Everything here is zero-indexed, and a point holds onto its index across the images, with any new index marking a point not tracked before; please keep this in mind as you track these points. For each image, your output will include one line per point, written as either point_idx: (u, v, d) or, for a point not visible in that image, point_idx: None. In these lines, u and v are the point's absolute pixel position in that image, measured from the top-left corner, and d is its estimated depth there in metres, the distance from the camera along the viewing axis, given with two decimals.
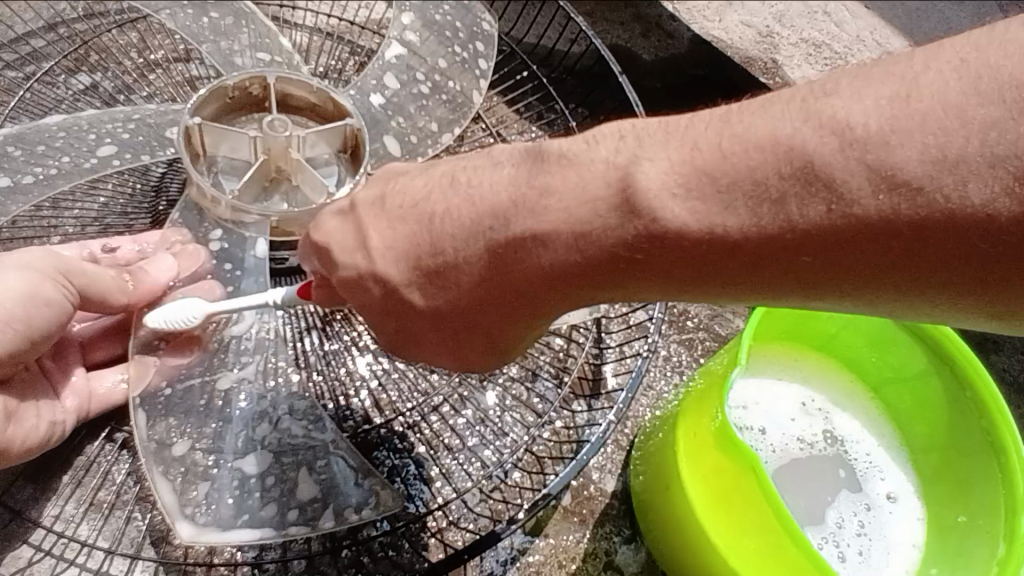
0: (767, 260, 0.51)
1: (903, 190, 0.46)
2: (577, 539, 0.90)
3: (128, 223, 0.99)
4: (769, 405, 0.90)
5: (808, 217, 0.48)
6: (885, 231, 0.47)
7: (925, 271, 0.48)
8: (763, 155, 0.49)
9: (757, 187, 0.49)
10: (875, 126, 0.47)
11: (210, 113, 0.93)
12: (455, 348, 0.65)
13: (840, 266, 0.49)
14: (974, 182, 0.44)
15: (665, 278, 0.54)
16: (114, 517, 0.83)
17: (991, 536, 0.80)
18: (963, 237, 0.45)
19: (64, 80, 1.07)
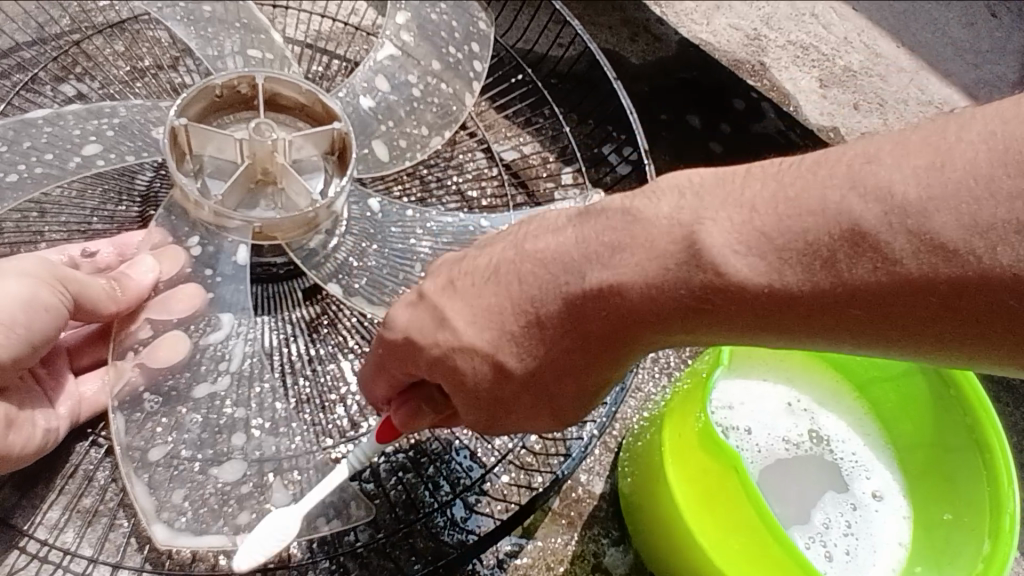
0: (821, 316, 0.50)
1: (938, 253, 0.46)
2: (565, 542, 0.90)
3: (115, 228, 0.99)
4: (755, 406, 0.91)
5: (851, 273, 0.49)
6: (923, 292, 0.47)
7: (959, 322, 0.48)
8: (812, 219, 0.50)
9: (807, 248, 0.50)
10: (914, 194, 0.47)
11: (197, 113, 0.93)
12: (546, 407, 0.62)
13: (885, 320, 0.50)
14: (1003, 247, 0.45)
15: (753, 328, 0.53)
16: (99, 524, 0.83)
17: (976, 533, 0.80)
18: (1003, 293, 0.46)
19: (51, 89, 1.08)
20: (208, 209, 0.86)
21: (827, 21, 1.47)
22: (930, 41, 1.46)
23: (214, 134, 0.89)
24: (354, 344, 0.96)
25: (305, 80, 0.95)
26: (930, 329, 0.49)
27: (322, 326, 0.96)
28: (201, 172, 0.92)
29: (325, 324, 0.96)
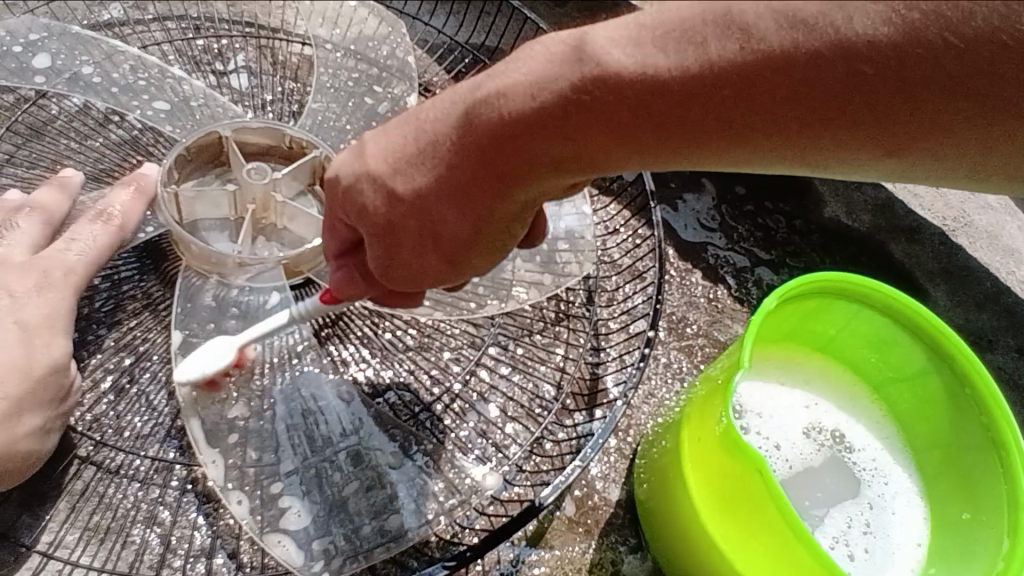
0: (532, 148, 0.55)
1: (802, 27, 0.46)
2: (583, 550, 0.90)
3: (137, 280, 0.92)
4: (774, 409, 0.90)
5: (731, 56, 0.47)
6: (789, 71, 0.46)
7: (828, 105, 0.47)
8: (689, 7, 0.49)
9: (684, 33, 0.48)
10: (769, 19, 0.46)
11: (256, 146, 0.97)
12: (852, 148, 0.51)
13: (748, 97, 0.48)
14: (757, 28, 0.46)
15: (796, 139, 0.50)
16: (112, 541, 0.80)
17: (996, 532, 0.80)
18: (713, 90, 0.48)
19: (58, 103, 1.09)
20: (157, 193, 0.89)
21: None
22: None
23: (237, 157, 0.92)
24: (362, 355, 0.95)
25: None
26: (714, 110, 0.49)
27: (330, 338, 0.94)
28: (211, 178, 0.96)
29: (333, 337, 0.95)
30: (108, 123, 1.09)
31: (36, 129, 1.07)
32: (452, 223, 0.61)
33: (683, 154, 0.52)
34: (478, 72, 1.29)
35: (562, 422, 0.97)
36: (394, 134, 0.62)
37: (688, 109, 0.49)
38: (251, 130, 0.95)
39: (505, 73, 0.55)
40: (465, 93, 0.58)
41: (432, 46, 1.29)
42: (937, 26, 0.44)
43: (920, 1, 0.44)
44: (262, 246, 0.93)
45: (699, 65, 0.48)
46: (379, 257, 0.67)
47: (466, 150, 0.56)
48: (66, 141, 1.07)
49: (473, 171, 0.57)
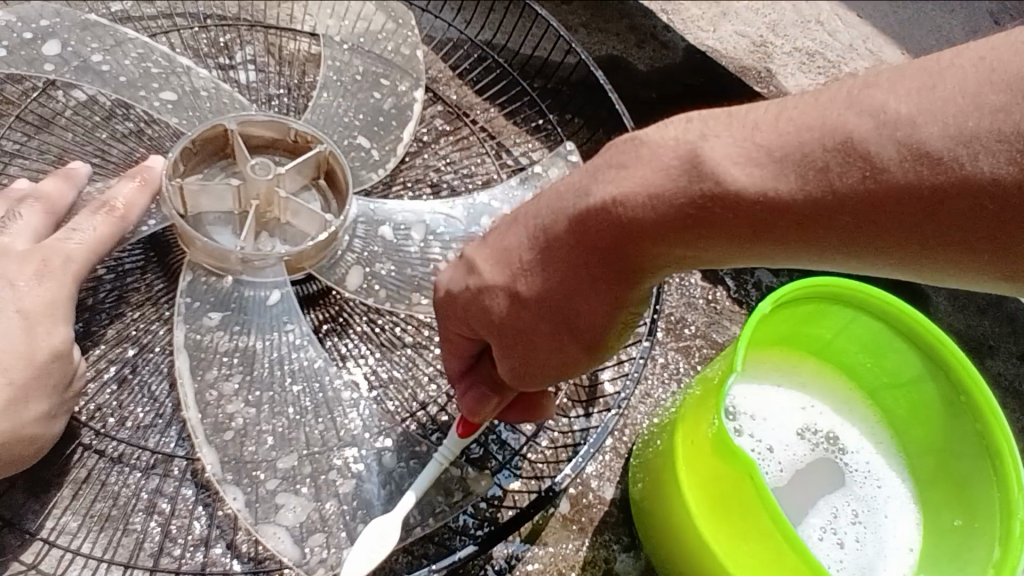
0: (667, 253, 0.53)
1: (926, 160, 0.45)
2: (576, 548, 0.90)
3: (141, 273, 0.93)
4: (768, 412, 0.91)
5: (853, 188, 0.47)
6: (915, 199, 0.46)
7: (936, 229, 0.47)
8: (806, 134, 0.48)
9: (824, 152, 0.47)
10: (904, 108, 0.46)
11: (261, 140, 0.98)
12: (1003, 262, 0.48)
13: (873, 217, 0.47)
14: (984, 156, 0.44)
15: (922, 251, 0.48)
16: (113, 528, 0.81)
17: (989, 538, 0.80)
18: (859, 212, 0.47)
19: (64, 94, 1.10)
20: (162, 186, 0.89)
21: (832, 29, 1.52)
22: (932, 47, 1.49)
23: (242, 151, 0.92)
24: (360, 350, 0.96)
25: (350, 177, 0.95)
26: (845, 219, 0.48)
27: (330, 333, 0.95)
28: (215, 171, 0.96)
29: (332, 332, 0.96)
30: (113, 115, 1.10)
31: (44, 120, 1.08)
32: (590, 319, 0.59)
33: (857, 255, 0.50)
34: (484, 70, 1.30)
35: (558, 419, 0.98)
36: (504, 235, 0.61)
37: (814, 223, 0.49)
38: (257, 123, 0.96)
39: (619, 177, 0.53)
40: (576, 195, 0.56)
41: (438, 43, 1.30)
42: None
43: None
44: (264, 241, 0.94)
45: (822, 191, 0.47)
46: (504, 363, 0.66)
47: (585, 257, 0.55)
48: (74, 131, 1.08)
49: (609, 271, 0.55)
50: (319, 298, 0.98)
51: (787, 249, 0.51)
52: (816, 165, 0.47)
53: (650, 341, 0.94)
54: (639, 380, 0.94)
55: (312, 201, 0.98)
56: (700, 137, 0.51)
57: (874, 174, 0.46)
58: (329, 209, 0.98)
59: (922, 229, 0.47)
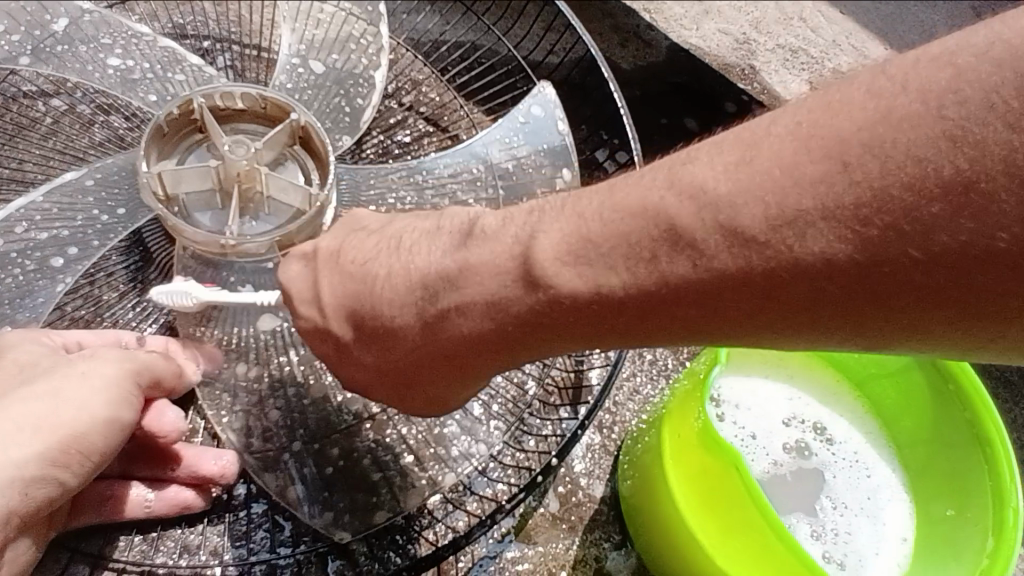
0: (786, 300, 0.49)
1: (753, 243, 0.48)
2: (566, 547, 0.90)
3: (123, 279, 0.97)
4: (752, 406, 0.90)
5: (456, 328, 0.62)
6: (775, 281, 0.49)
7: (787, 307, 0.50)
8: (632, 222, 0.53)
9: (631, 250, 0.52)
10: (724, 188, 0.49)
11: (231, 108, 0.98)
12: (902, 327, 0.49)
13: (558, 326, 0.58)
14: (810, 231, 0.47)
15: (809, 307, 0.50)
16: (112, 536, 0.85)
17: (979, 527, 0.79)
18: (803, 280, 0.48)
19: (42, 103, 1.08)
20: (140, 174, 0.90)
21: (813, 26, 1.50)
22: (912, 43, 1.51)
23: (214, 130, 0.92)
24: None
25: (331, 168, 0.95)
26: (569, 330, 0.58)
27: None
28: (194, 148, 0.96)
29: None
30: (92, 123, 1.08)
31: (22, 130, 1.06)
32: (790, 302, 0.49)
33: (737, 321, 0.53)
34: (463, 69, 1.30)
35: (545, 420, 0.98)
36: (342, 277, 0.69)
37: (462, 358, 0.64)
38: (232, 94, 0.96)
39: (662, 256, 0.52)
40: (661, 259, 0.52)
41: (418, 44, 1.30)
42: (900, 243, 0.45)
43: (876, 214, 0.45)
44: (248, 224, 0.94)
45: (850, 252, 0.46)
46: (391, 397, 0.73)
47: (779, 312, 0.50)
48: (55, 139, 1.07)
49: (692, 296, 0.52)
50: None
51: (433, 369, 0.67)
52: (431, 265, 0.64)
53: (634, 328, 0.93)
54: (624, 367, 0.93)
55: (293, 175, 0.97)
56: (537, 232, 0.57)
57: (443, 291, 0.62)
58: (312, 182, 0.97)
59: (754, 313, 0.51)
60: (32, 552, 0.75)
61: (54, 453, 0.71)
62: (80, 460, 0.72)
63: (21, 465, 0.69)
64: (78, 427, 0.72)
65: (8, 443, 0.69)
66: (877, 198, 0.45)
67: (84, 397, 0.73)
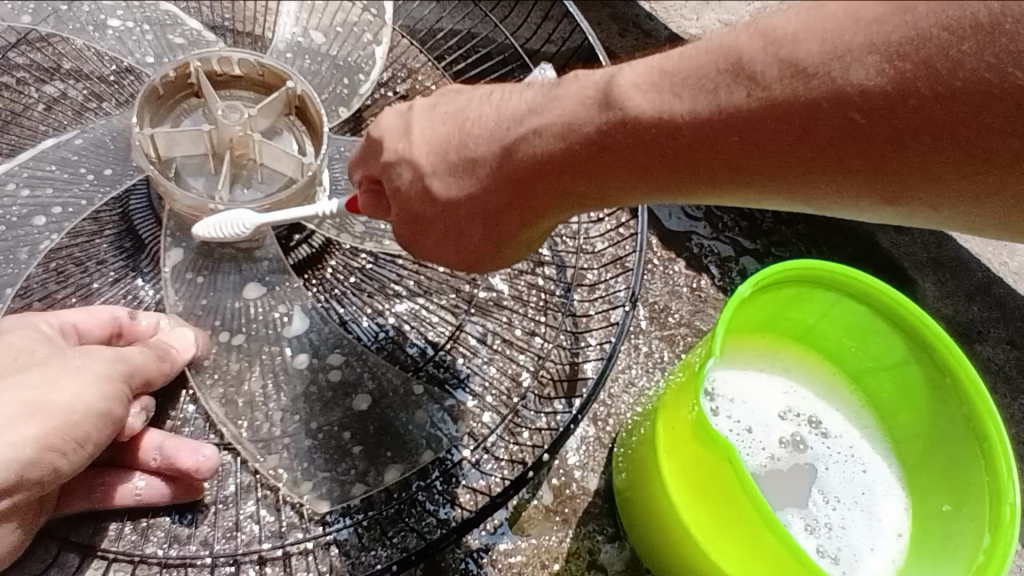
0: (801, 145, 0.48)
1: (801, 76, 0.46)
2: (559, 539, 0.90)
3: (114, 268, 0.96)
4: (746, 401, 0.90)
5: (528, 150, 0.57)
6: (793, 113, 0.47)
7: (811, 150, 0.48)
8: (704, 60, 0.49)
9: (695, 83, 0.49)
10: (791, 27, 0.46)
11: (228, 73, 0.97)
12: (914, 185, 0.48)
13: (632, 162, 0.53)
14: (856, 66, 0.44)
15: (835, 151, 0.47)
16: (104, 527, 0.84)
17: (976, 523, 0.79)
18: (834, 111, 0.46)
19: (33, 89, 1.07)
20: (133, 134, 0.87)
21: None
22: None
23: (211, 93, 0.91)
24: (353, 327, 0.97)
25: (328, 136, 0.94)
26: (662, 174, 0.53)
27: (314, 279, 0.99)
28: (189, 113, 0.96)
29: (314, 277, 0.99)
30: (84, 110, 1.07)
31: (12, 115, 1.05)
32: (795, 135, 0.48)
33: (747, 170, 0.51)
34: (460, 58, 1.29)
35: (539, 412, 0.97)
36: (438, 123, 0.63)
37: (529, 191, 0.59)
38: (229, 58, 0.95)
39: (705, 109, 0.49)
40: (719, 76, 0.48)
41: (414, 32, 1.28)
42: (927, 79, 0.43)
43: (914, 52, 0.43)
44: (240, 191, 0.93)
45: (883, 85, 0.44)
46: (406, 235, 0.69)
47: (785, 157, 0.49)
48: (47, 125, 1.05)
49: (718, 128, 0.49)
50: (314, 264, 1.00)
51: (478, 219, 0.63)
52: (505, 119, 0.59)
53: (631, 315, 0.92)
54: (621, 355, 0.92)
55: (287, 145, 0.97)
56: (615, 70, 0.54)
57: (515, 124, 0.58)
58: (306, 153, 0.96)
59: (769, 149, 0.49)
60: (19, 534, 0.75)
61: (51, 439, 0.72)
62: (80, 439, 0.75)
63: (18, 447, 0.71)
64: (73, 415, 0.73)
65: (10, 428, 0.71)
66: (918, 38, 0.43)
67: (79, 385, 0.75)
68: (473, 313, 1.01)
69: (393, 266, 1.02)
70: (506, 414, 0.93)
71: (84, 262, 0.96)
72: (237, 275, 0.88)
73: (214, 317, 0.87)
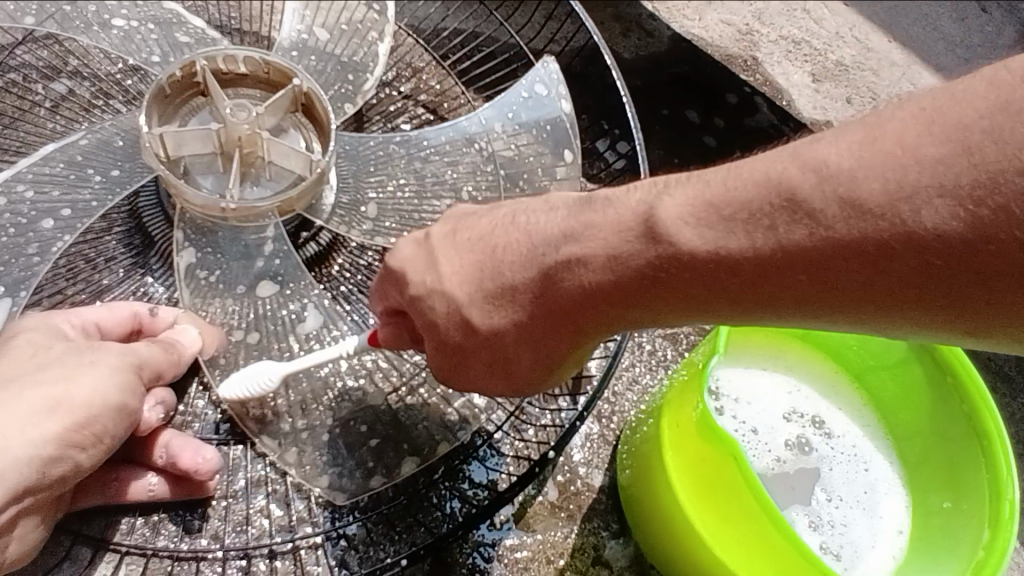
0: (844, 278, 0.50)
1: (868, 217, 0.48)
2: (565, 535, 0.90)
3: (123, 265, 0.97)
4: (749, 399, 0.91)
5: (573, 281, 0.59)
6: (864, 254, 0.48)
7: (863, 282, 0.49)
8: (754, 191, 0.51)
9: (752, 217, 0.51)
10: (847, 163, 0.49)
11: (235, 71, 0.98)
12: (949, 315, 0.49)
13: (680, 290, 0.55)
14: (927, 209, 0.46)
15: (895, 302, 0.50)
16: (113, 522, 0.85)
17: (976, 518, 0.80)
18: (918, 254, 0.47)
19: (41, 87, 1.07)
20: (142, 135, 0.89)
21: (818, 17, 1.50)
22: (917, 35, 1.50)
23: (218, 92, 0.92)
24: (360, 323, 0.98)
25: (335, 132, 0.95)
26: (726, 304, 0.55)
27: (321, 277, 1.00)
28: (195, 112, 0.96)
29: (320, 274, 1.00)
30: (92, 108, 1.07)
31: (19, 112, 1.05)
32: (858, 283, 0.50)
33: (830, 311, 0.53)
34: (465, 56, 1.30)
35: (544, 409, 0.98)
36: (465, 252, 0.64)
37: (577, 316, 0.60)
38: (236, 57, 0.96)
39: (807, 225, 0.50)
40: (779, 198, 0.51)
41: (419, 31, 1.29)
42: (1008, 227, 0.44)
43: (988, 198, 0.44)
44: (249, 189, 0.94)
45: (927, 233, 0.46)
46: (444, 368, 0.69)
47: (809, 285, 0.51)
48: (55, 122, 1.06)
49: (874, 254, 0.48)
50: (320, 261, 1.01)
51: (492, 360, 0.66)
52: (538, 244, 0.60)
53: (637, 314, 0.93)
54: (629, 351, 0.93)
55: (295, 142, 0.97)
56: (657, 200, 0.56)
57: (551, 250, 0.60)
58: (313, 150, 0.97)
59: (847, 287, 0.50)
60: (40, 532, 0.77)
61: (67, 434, 0.74)
62: (96, 433, 0.76)
63: (37, 442, 0.73)
64: (88, 407, 0.75)
65: (29, 424, 0.74)
66: (995, 183, 0.44)
67: (97, 380, 0.77)
68: None
69: None
70: (512, 411, 0.94)
71: (93, 259, 0.96)
72: (245, 272, 0.89)
73: (222, 312, 0.88)
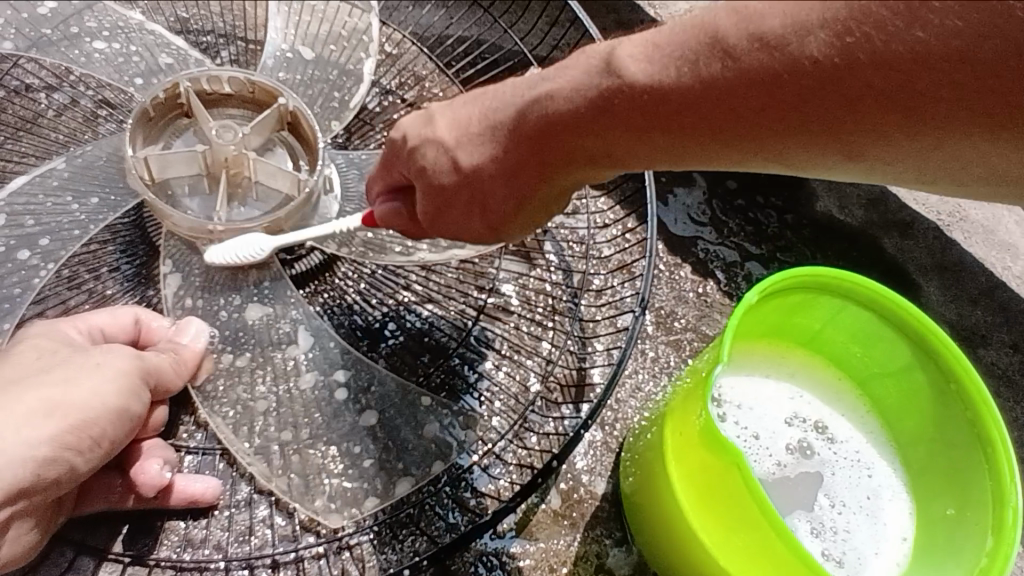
0: (745, 108, 0.49)
1: (765, 45, 0.47)
2: (568, 543, 0.91)
3: (127, 274, 0.97)
4: (752, 406, 0.91)
5: (543, 111, 0.57)
6: (762, 81, 0.47)
7: (788, 115, 0.48)
8: (685, 32, 0.50)
9: (678, 52, 0.50)
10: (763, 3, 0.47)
11: (219, 91, 0.99)
12: (852, 145, 0.49)
13: (634, 120, 0.53)
14: (812, 35, 0.45)
15: (803, 129, 0.49)
16: (116, 530, 0.85)
17: (979, 528, 0.79)
18: (805, 82, 0.46)
19: (45, 97, 1.08)
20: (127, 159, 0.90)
21: None
22: None
23: (202, 114, 0.93)
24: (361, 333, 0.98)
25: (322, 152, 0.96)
26: (657, 135, 0.54)
27: (322, 287, 1.00)
28: (180, 133, 0.97)
29: (320, 283, 1.00)
30: (95, 117, 1.08)
31: (24, 123, 1.06)
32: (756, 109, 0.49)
33: (761, 147, 0.51)
34: (468, 63, 1.30)
35: (546, 417, 0.98)
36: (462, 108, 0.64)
37: (542, 163, 0.60)
38: (220, 78, 0.97)
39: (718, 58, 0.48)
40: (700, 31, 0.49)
41: (421, 38, 1.29)
42: (868, 51, 0.44)
43: (860, 24, 0.44)
44: (236, 210, 0.95)
45: (832, 60, 0.45)
46: (430, 209, 0.68)
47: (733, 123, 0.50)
48: (59, 132, 1.07)
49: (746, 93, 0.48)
50: (321, 271, 1.01)
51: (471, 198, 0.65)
52: (521, 86, 0.60)
53: (638, 326, 0.92)
54: (630, 363, 0.92)
55: (281, 161, 0.98)
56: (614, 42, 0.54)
57: (530, 88, 0.59)
58: (300, 169, 0.98)
59: (762, 118, 0.49)
60: (35, 534, 0.76)
61: (67, 437, 0.74)
62: (97, 438, 0.76)
63: (35, 443, 0.72)
64: (74, 408, 0.75)
65: (23, 427, 0.73)
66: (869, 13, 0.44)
67: (98, 383, 0.77)
68: (480, 320, 1.02)
69: (399, 275, 1.03)
70: (514, 422, 0.93)
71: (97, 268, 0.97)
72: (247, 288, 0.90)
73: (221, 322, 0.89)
